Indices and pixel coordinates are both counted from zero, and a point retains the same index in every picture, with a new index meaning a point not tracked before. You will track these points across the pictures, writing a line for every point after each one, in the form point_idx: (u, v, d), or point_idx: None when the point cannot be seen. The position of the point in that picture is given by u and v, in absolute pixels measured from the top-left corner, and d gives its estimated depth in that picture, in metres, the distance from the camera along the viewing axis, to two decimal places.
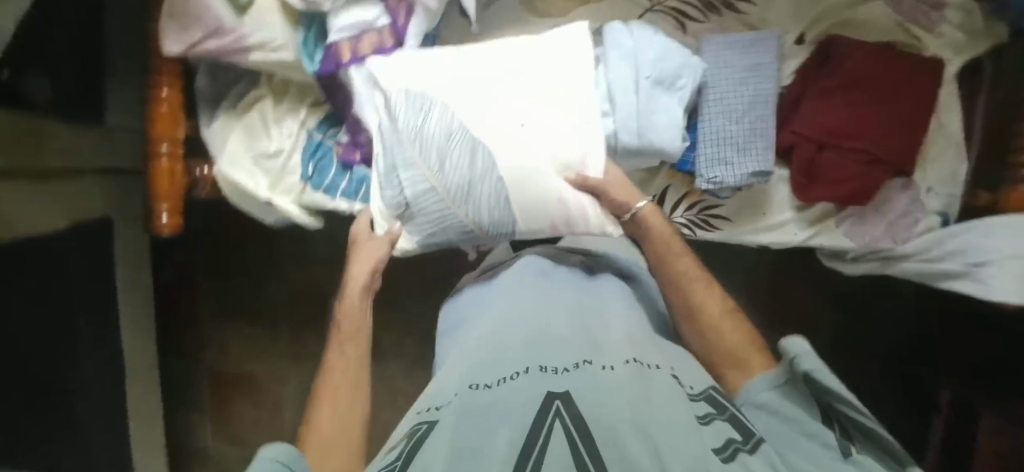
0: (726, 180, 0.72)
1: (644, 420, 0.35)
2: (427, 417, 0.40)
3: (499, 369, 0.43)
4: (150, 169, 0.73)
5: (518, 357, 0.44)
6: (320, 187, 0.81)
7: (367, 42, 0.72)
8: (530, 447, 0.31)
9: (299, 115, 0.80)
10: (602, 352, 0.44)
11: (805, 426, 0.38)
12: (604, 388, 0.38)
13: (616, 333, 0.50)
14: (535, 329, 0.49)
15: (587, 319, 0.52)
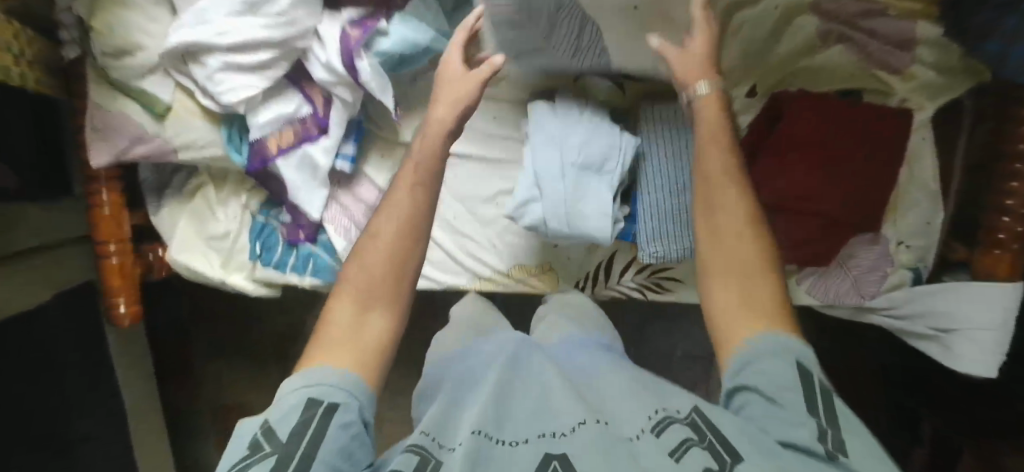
0: (669, 256, 0.69)
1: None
2: (429, 451, 0.39)
3: (517, 426, 0.42)
4: (101, 266, 0.76)
5: (524, 418, 0.43)
6: (270, 264, 0.82)
7: (292, 133, 0.71)
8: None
9: (242, 199, 0.80)
10: (622, 420, 0.43)
11: (789, 412, 0.38)
12: (607, 452, 0.37)
13: (631, 393, 0.47)
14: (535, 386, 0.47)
15: (608, 383, 0.49)
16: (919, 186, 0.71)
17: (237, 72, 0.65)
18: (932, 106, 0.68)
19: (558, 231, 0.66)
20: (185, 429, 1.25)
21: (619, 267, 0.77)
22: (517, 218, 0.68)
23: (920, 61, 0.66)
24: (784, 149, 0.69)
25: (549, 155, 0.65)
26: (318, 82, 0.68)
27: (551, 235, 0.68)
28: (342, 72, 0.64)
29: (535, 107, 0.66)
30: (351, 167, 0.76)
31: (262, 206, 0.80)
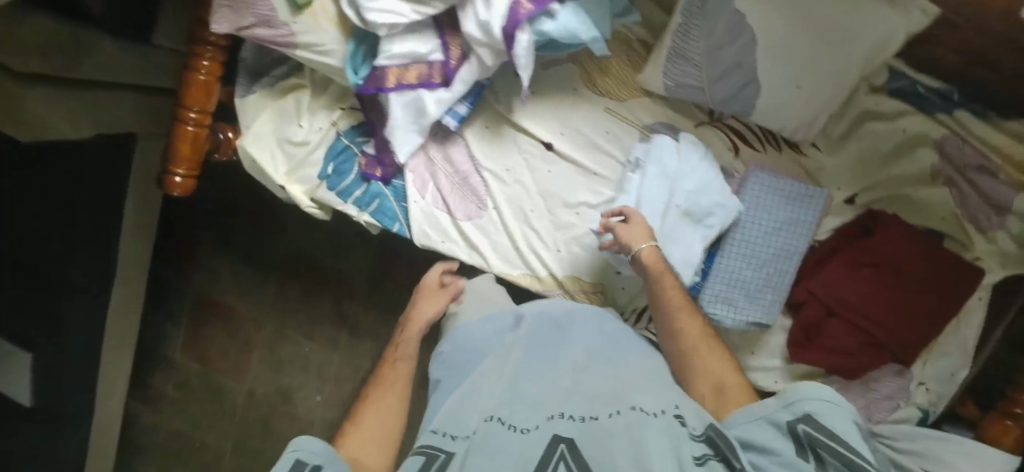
0: (724, 321, 0.71)
1: (645, 460, 0.43)
2: (450, 442, 0.50)
3: (524, 410, 0.53)
4: (175, 130, 0.73)
5: (538, 407, 0.54)
6: (335, 189, 0.80)
7: (415, 76, 0.70)
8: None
9: (332, 116, 0.79)
10: (604, 404, 0.52)
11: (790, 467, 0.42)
12: (608, 438, 0.46)
13: (612, 379, 0.57)
14: (555, 386, 0.57)
15: (594, 372, 0.59)
16: (958, 339, 0.74)
17: None
18: (1002, 273, 0.71)
19: None
20: (161, 305, 1.22)
21: None
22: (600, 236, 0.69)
23: (1006, 231, 0.69)
24: (858, 262, 0.72)
25: (658, 191, 0.66)
26: (466, 36, 0.66)
27: (627, 265, 0.69)
28: (497, 37, 0.63)
29: (661, 139, 0.67)
30: (456, 126, 0.75)
31: (349, 131, 0.79)
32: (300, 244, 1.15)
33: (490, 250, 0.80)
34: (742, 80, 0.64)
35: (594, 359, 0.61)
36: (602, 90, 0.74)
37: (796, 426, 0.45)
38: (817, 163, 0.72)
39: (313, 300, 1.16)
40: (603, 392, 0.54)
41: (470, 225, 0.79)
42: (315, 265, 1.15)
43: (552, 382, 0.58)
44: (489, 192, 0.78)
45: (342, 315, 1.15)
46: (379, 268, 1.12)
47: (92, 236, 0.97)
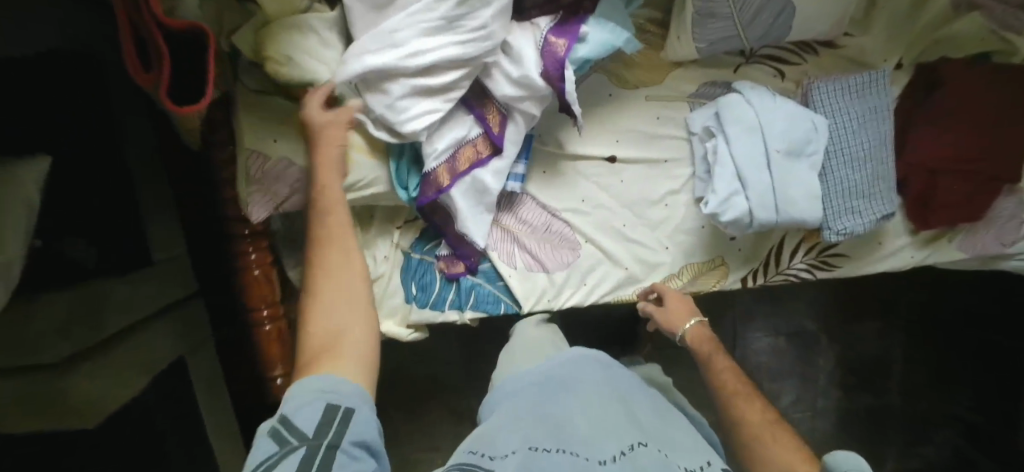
0: (855, 229, 0.70)
1: None
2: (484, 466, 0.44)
3: (573, 439, 0.47)
4: (256, 336, 0.67)
5: (604, 434, 0.48)
6: (427, 304, 0.76)
7: (467, 159, 0.67)
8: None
9: (392, 238, 0.74)
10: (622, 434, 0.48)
11: None
12: None
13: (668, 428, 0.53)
14: (599, 413, 0.51)
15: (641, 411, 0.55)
16: None
17: (422, 97, 0.60)
18: None
19: (764, 223, 0.66)
20: None
21: (789, 249, 0.78)
22: (715, 215, 0.66)
23: None
24: (936, 115, 0.73)
25: (751, 145, 0.65)
26: (501, 99, 0.64)
27: (752, 227, 0.67)
28: (541, 82, 0.61)
29: (729, 99, 0.67)
30: (519, 187, 0.72)
31: (415, 243, 0.75)
32: (385, 372, 1.10)
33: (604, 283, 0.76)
34: (773, 9, 0.65)
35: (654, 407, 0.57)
36: (636, 83, 0.73)
37: None
38: (856, 47, 0.73)
39: (420, 413, 1.12)
40: (662, 435, 0.51)
41: (573, 270, 0.76)
42: (407, 383, 1.11)
43: (590, 408, 0.52)
44: (575, 229, 0.75)
45: (456, 410, 1.12)
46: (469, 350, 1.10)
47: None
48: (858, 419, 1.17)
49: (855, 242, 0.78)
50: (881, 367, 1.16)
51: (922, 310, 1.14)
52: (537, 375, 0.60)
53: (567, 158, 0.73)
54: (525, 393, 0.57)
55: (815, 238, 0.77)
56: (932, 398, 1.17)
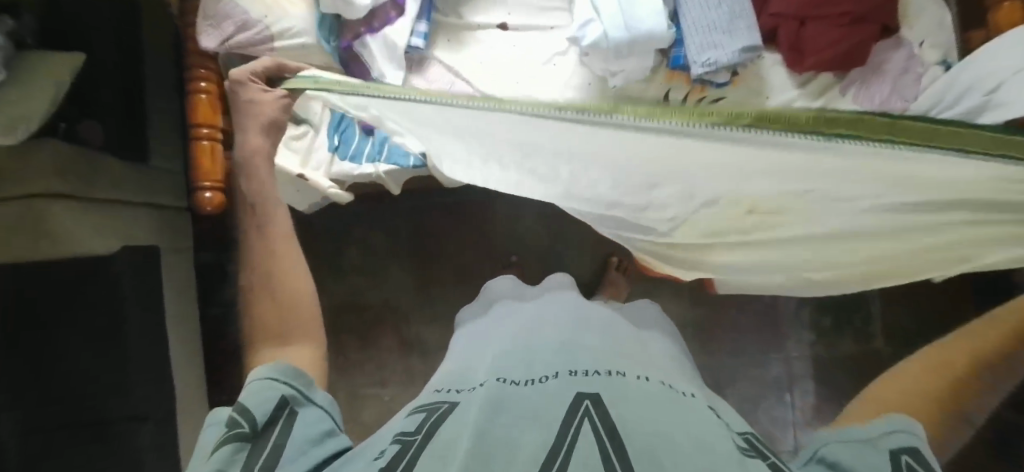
0: (720, 60, 0.76)
1: (645, 445, 0.38)
2: (449, 399, 0.49)
3: (530, 369, 0.51)
4: (193, 150, 0.80)
5: (552, 358, 0.53)
6: (347, 156, 0.85)
7: (376, 18, 0.82)
8: (557, 447, 0.37)
9: (321, 95, 0.86)
10: (619, 371, 0.51)
11: None
12: (638, 402, 0.44)
13: (652, 367, 0.56)
14: (568, 338, 0.57)
15: (632, 353, 0.58)
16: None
17: None
18: None
19: (620, 42, 0.74)
20: None
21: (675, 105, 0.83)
22: (579, 41, 0.76)
23: None
24: None
25: None
26: None
27: (614, 49, 0.75)
28: None
29: None
30: (424, 45, 0.84)
31: None
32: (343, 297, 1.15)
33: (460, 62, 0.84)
34: None
35: (630, 343, 0.62)
36: None
37: (899, 457, 0.33)
38: None
39: (371, 341, 1.13)
40: (625, 358, 0.55)
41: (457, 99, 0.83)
42: (361, 311, 1.14)
43: (560, 344, 0.56)
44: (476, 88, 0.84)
45: (406, 340, 1.13)
46: (421, 276, 1.14)
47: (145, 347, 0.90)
48: (846, 370, 1.05)
49: (742, 98, 0.81)
50: (860, 307, 1.06)
51: None
52: (518, 324, 0.65)
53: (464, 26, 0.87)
54: (505, 337, 0.62)
55: (700, 91, 0.81)
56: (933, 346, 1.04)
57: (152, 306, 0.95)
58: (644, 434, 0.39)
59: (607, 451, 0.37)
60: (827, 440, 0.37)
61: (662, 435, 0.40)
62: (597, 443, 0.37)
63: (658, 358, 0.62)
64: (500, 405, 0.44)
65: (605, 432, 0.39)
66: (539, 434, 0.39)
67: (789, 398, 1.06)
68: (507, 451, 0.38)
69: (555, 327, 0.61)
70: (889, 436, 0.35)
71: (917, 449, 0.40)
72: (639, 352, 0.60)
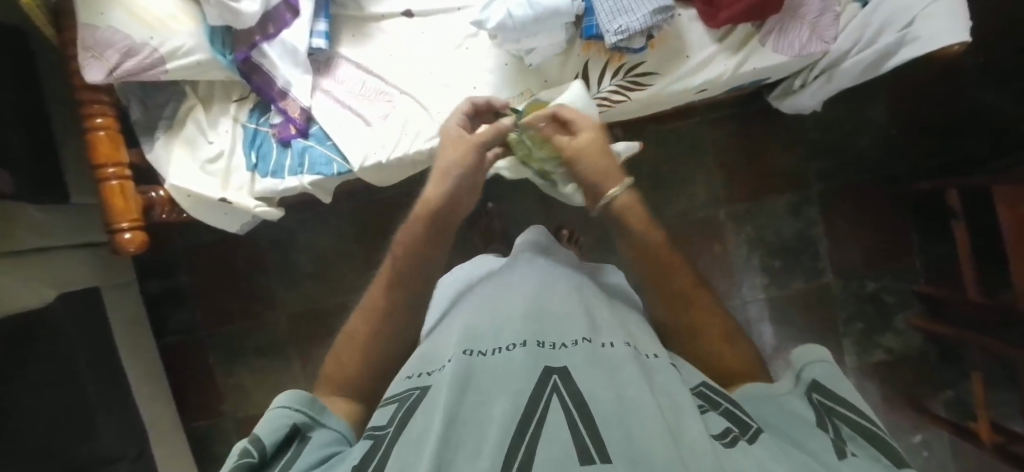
0: (632, 26, 0.72)
1: (610, 416, 0.38)
2: (420, 382, 0.47)
3: (498, 336, 0.49)
4: (102, 191, 0.76)
5: (521, 319, 0.50)
6: (267, 172, 0.81)
7: (271, 23, 0.78)
8: (524, 428, 0.37)
9: (230, 112, 0.82)
10: (598, 330, 0.49)
11: (805, 432, 0.41)
12: (604, 368, 0.43)
13: (617, 316, 0.54)
14: (537, 298, 0.54)
15: (596, 302, 0.55)
16: None
17: None
18: None
19: (526, 20, 0.71)
20: (207, 457, 1.12)
21: (596, 76, 0.80)
22: (483, 24, 0.73)
23: None
24: None
25: None
26: None
27: (521, 28, 0.72)
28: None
29: None
30: (327, 45, 0.82)
31: (252, 116, 0.83)
32: (301, 304, 1.14)
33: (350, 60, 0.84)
34: None
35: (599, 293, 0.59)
36: None
37: (811, 396, 0.45)
38: None
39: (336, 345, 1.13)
40: (599, 317, 0.52)
41: (373, 99, 0.83)
42: (320, 316, 1.14)
43: (529, 303, 0.53)
44: (388, 82, 0.83)
45: None
46: None
47: (106, 393, 0.88)
48: (800, 306, 1.08)
49: (661, 61, 0.80)
50: (807, 245, 1.08)
51: (836, 176, 1.07)
52: (480, 283, 0.63)
53: (368, 17, 0.85)
54: (470, 301, 0.58)
55: (617, 59, 0.79)
56: (878, 274, 1.07)
57: (104, 349, 0.92)
58: (607, 408, 0.39)
59: (575, 439, 0.36)
60: (754, 394, 0.47)
61: (630, 412, 0.39)
62: (566, 429, 0.37)
63: (627, 313, 0.57)
64: (472, 385, 0.43)
65: (572, 407, 0.39)
66: (506, 415, 0.38)
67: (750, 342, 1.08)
68: (476, 439, 0.38)
69: (519, 283, 0.57)
70: (809, 370, 0.46)
71: (820, 389, 0.45)
72: (603, 300, 0.57)
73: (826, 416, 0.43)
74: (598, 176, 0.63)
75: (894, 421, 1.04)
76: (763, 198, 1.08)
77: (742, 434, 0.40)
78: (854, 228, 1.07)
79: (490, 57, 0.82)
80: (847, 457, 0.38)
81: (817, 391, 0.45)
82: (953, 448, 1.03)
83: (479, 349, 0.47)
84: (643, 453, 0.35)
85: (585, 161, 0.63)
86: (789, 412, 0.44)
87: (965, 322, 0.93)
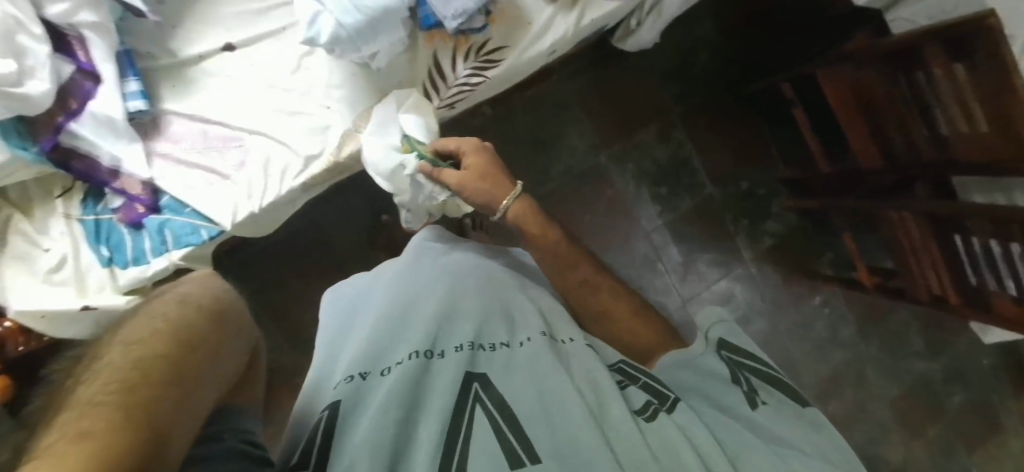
0: (467, 6, 0.70)
1: (533, 416, 0.44)
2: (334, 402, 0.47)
3: (415, 345, 0.51)
4: None
5: (438, 328, 0.54)
6: (128, 262, 0.73)
7: (70, 96, 0.68)
8: (454, 443, 0.42)
9: (58, 209, 0.72)
10: (515, 330, 0.55)
11: (721, 389, 0.52)
12: (523, 367, 0.49)
13: (526, 304, 0.60)
14: (451, 303, 0.57)
15: (507, 296, 0.61)
16: None
17: None
18: None
19: (358, 26, 0.68)
20: None
21: (448, 64, 0.78)
22: (316, 40, 0.69)
23: None
24: None
25: None
26: (56, 19, 0.66)
27: (355, 35, 0.68)
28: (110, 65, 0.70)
29: None
30: (147, 104, 0.73)
31: (85, 207, 0.73)
32: None
33: (182, 114, 0.76)
34: None
35: (506, 284, 0.63)
36: None
37: (720, 352, 0.55)
38: None
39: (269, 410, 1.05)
40: (512, 315, 0.57)
41: (223, 149, 0.75)
42: None
43: (444, 310, 0.56)
44: (233, 126, 0.76)
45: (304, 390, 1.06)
46: (282, 324, 1.01)
47: None
48: (694, 221, 1.16)
49: (506, 33, 0.79)
50: (684, 165, 1.16)
51: (689, 96, 1.15)
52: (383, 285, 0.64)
53: (186, 61, 0.77)
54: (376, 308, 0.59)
55: (464, 41, 0.77)
56: (748, 171, 1.17)
57: None
58: (528, 408, 0.45)
59: (503, 446, 0.41)
60: (678, 360, 0.56)
61: (552, 405, 0.45)
62: (494, 438, 0.42)
63: (535, 296, 0.63)
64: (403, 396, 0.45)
65: (495, 413, 0.45)
66: (438, 429, 0.42)
67: (663, 267, 1.15)
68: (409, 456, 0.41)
69: (429, 290, 0.60)
70: (714, 330, 0.57)
71: (728, 346, 0.56)
72: (510, 290, 0.62)
73: (738, 370, 0.53)
74: (495, 194, 0.67)
75: (796, 293, 1.17)
76: (634, 131, 1.15)
77: (662, 405, 0.48)
78: (717, 137, 1.17)
79: (335, 70, 0.76)
80: (760, 405, 0.50)
81: (725, 348, 0.55)
82: (846, 299, 1.17)
83: (407, 356, 0.50)
84: (568, 447, 0.42)
85: (483, 183, 0.67)
86: (706, 372, 0.53)
87: (825, 192, 1.05)
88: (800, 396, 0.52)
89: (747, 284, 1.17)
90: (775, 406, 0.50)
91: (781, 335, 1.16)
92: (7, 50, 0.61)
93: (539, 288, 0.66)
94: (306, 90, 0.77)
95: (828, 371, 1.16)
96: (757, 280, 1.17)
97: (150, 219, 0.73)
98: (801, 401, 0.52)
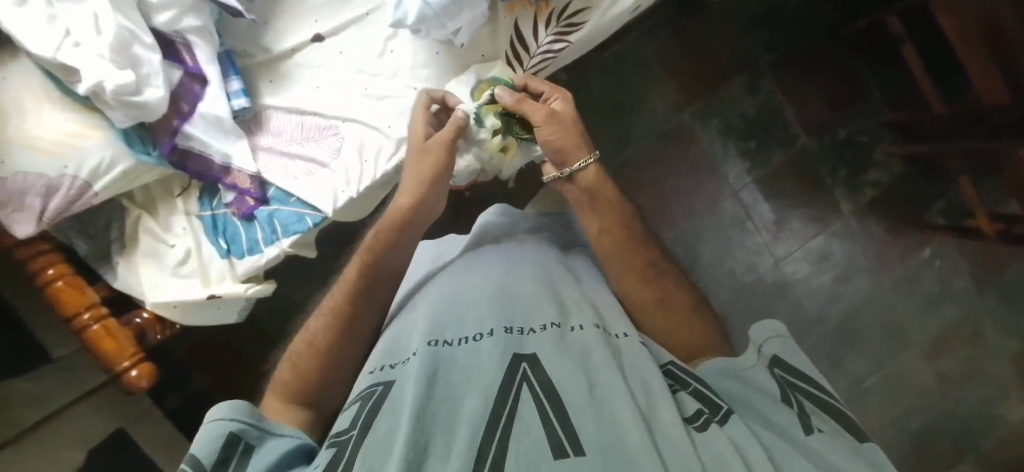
0: None
1: (577, 406, 0.38)
2: (385, 378, 0.44)
3: (465, 325, 0.48)
4: (87, 340, 0.70)
5: (488, 309, 0.49)
6: (243, 252, 0.77)
7: (182, 99, 0.72)
8: (496, 420, 0.37)
9: (180, 207, 0.77)
10: (568, 313, 0.49)
11: (766, 407, 0.43)
12: (572, 351, 0.43)
13: (581, 292, 0.54)
14: (504, 287, 0.52)
15: (563, 283, 0.55)
16: None
17: (82, 43, 0.63)
18: None
19: (443, 4, 0.67)
20: None
21: (529, 32, 0.76)
22: (403, 21, 0.70)
23: None
24: None
25: None
26: (164, 27, 0.70)
27: (441, 13, 0.68)
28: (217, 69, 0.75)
29: None
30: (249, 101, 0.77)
31: (203, 203, 0.78)
32: None
33: (277, 108, 0.79)
34: None
35: (562, 271, 0.57)
36: None
37: (773, 370, 0.46)
38: None
39: None
40: (563, 301, 0.51)
41: (319, 139, 0.78)
42: None
43: (496, 293, 0.51)
44: (327, 115, 0.78)
45: None
46: None
47: None
48: (786, 176, 1.10)
49: None
50: (772, 117, 1.10)
51: (779, 43, 1.08)
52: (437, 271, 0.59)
53: (278, 55, 0.80)
54: (427, 293, 0.55)
55: (545, 7, 0.74)
56: (845, 119, 1.09)
57: None
58: (577, 396, 0.38)
59: (548, 433, 0.35)
60: (724, 369, 0.47)
61: (600, 400, 0.39)
62: (538, 423, 0.36)
63: (593, 291, 0.56)
64: (439, 380, 0.41)
65: (542, 395, 0.39)
66: (477, 410, 0.37)
67: (753, 226, 1.09)
68: (447, 435, 0.37)
69: (476, 274, 0.56)
70: (769, 345, 0.48)
71: (780, 363, 0.47)
72: (565, 278, 0.56)
73: (789, 389, 0.44)
74: (563, 143, 0.60)
75: (902, 246, 1.09)
76: (717, 85, 1.09)
77: (713, 415, 0.41)
78: (808, 84, 1.09)
79: (419, 51, 0.76)
80: (813, 431, 0.41)
81: (778, 366, 0.46)
82: (960, 251, 1.08)
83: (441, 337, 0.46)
84: (614, 442, 0.35)
85: (554, 125, 0.60)
86: (755, 386, 0.45)
87: (936, 135, 0.96)
88: (858, 428, 0.42)
89: (846, 240, 1.10)
90: (830, 435, 0.40)
91: (885, 292, 1.09)
92: (124, 60, 0.64)
93: (595, 276, 0.60)
94: (392, 73, 0.78)
95: (940, 328, 1.08)
96: (857, 234, 1.10)
97: (259, 209, 0.76)
98: (859, 434, 0.41)
